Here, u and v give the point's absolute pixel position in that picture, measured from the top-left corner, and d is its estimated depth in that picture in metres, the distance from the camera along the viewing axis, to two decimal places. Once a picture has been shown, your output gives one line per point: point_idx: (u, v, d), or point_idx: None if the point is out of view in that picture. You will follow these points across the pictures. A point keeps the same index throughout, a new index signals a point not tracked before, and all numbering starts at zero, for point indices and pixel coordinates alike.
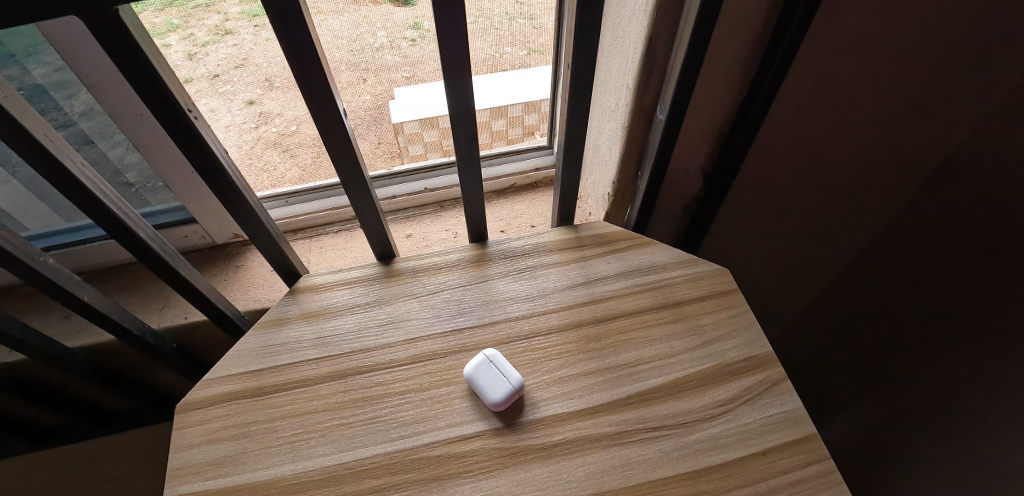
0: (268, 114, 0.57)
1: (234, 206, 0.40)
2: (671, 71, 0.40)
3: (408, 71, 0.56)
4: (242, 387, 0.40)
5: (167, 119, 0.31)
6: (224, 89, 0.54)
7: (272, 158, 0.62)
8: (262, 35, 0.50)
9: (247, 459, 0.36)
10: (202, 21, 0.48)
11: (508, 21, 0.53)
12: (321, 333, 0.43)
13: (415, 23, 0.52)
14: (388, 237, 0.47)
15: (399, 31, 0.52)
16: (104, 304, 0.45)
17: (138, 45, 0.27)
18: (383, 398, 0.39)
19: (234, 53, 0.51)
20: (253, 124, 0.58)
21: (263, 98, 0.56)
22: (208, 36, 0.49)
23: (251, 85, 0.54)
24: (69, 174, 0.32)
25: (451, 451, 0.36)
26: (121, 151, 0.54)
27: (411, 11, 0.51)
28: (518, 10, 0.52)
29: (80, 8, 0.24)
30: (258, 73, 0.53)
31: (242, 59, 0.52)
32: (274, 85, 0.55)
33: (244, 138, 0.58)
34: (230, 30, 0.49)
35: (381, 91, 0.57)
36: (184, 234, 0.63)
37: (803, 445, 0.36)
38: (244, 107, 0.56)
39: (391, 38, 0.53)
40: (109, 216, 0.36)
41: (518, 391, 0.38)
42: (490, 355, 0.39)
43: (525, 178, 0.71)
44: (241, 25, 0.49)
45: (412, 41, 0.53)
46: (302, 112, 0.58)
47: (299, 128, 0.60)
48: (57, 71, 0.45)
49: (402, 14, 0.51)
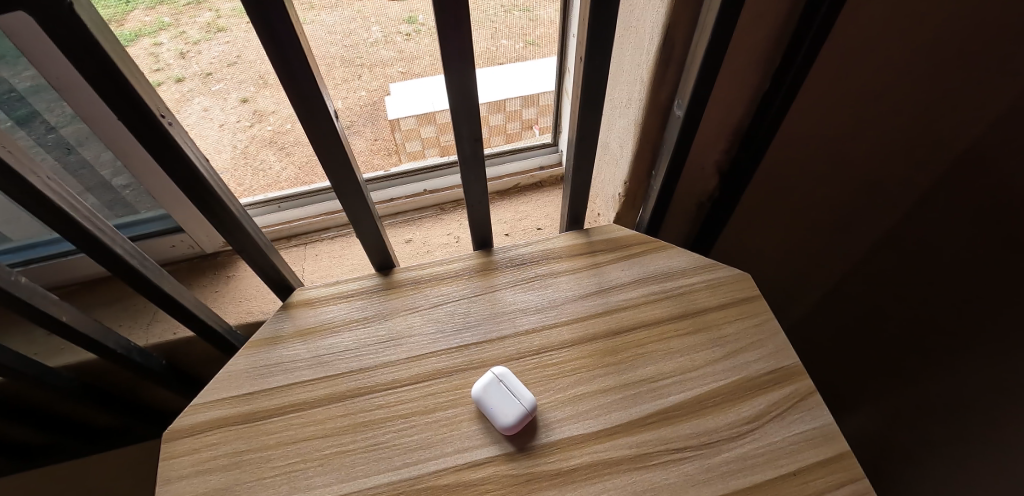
0: (262, 112, 0.55)
1: (221, 218, 0.37)
2: (690, 64, 0.37)
3: (403, 67, 0.53)
4: (233, 412, 0.37)
5: (138, 126, 0.28)
6: (217, 88, 0.51)
7: (267, 157, 0.59)
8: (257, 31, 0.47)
9: (239, 492, 0.33)
10: (193, 19, 0.46)
11: (502, 13, 0.50)
12: (318, 352, 0.40)
13: (410, 17, 0.49)
14: (387, 246, 0.44)
15: (393, 25, 0.49)
16: (83, 324, 0.42)
17: (98, 44, 0.24)
18: (384, 421, 0.36)
19: (226, 51, 0.49)
20: (247, 123, 0.55)
21: (257, 96, 0.53)
22: (200, 33, 0.47)
23: (245, 82, 0.52)
24: (33, 190, 0.29)
25: (460, 480, 0.33)
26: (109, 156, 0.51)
27: (406, 5, 0.48)
28: (514, 2, 0.50)
29: (28, 4, 0.21)
30: (251, 70, 0.51)
31: (236, 57, 0.49)
32: (269, 82, 0.52)
33: (237, 138, 0.56)
34: (223, 27, 0.47)
35: (377, 87, 0.54)
36: (171, 244, 0.59)
37: (837, 463, 0.34)
38: (238, 105, 0.54)
39: (386, 33, 0.50)
40: (82, 232, 0.33)
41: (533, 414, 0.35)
42: (499, 372, 0.36)
43: (530, 177, 0.68)
44: (233, 22, 0.46)
45: (408, 35, 0.51)
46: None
47: (293, 125, 0.57)
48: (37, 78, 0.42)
49: (397, 8, 0.48)
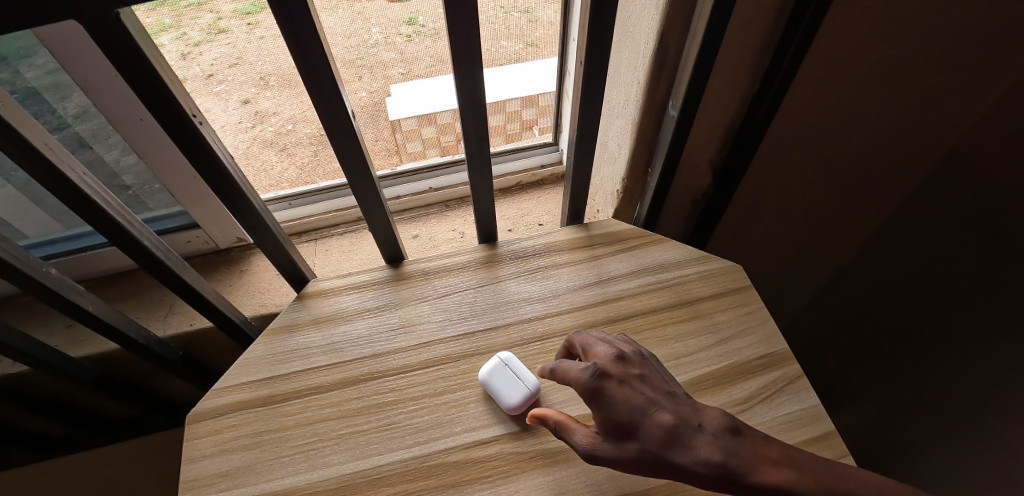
0: (263, 113, 0.57)
1: (242, 211, 0.39)
2: (683, 67, 0.40)
3: (404, 68, 0.55)
4: (252, 396, 0.39)
5: (171, 125, 0.30)
6: (219, 88, 0.53)
7: (269, 157, 0.61)
8: (256, 33, 0.49)
9: (261, 470, 0.35)
10: (195, 20, 0.47)
11: (503, 15, 0.53)
12: (331, 340, 0.42)
13: (410, 18, 0.51)
14: (397, 239, 0.46)
15: (393, 27, 0.52)
16: (107, 314, 0.44)
17: (140, 50, 0.26)
18: (396, 404, 0.38)
19: (227, 53, 0.50)
20: (249, 124, 0.57)
21: (258, 97, 0.55)
22: (201, 35, 0.48)
23: (247, 84, 0.54)
24: (70, 185, 0.31)
25: (468, 457, 0.35)
26: (116, 153, 0.53)
27: (406, 6, 0.50)
28: (514, 4, 0.52)
29: (79, 11, 0.23)
30: (251, 72, 0.53)
31: (236, 58, 0.51)
32: (269, 84, 0.54)
33: (239, 138, 0.58)
34: (224, 28, 0.48)
35: (379, 88, 0.57)
36: (186, 240, 0.62)
37: (822, 442, 0.36)
38: (239, 107, 0.55)
39: (386, 34, 0.52)
40: (111, 224, 0.35)
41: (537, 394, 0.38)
42: (504, 357, 0.39)
43: (531, 175, 0.70)
44: (234, 23, 0.48)
45: (407, 37, 0.53)
46: (299, 110, 0.58)
47: (295, 126, 0.59)
48: (50, 73, 0.44)
49: (397, 9, 0.51)
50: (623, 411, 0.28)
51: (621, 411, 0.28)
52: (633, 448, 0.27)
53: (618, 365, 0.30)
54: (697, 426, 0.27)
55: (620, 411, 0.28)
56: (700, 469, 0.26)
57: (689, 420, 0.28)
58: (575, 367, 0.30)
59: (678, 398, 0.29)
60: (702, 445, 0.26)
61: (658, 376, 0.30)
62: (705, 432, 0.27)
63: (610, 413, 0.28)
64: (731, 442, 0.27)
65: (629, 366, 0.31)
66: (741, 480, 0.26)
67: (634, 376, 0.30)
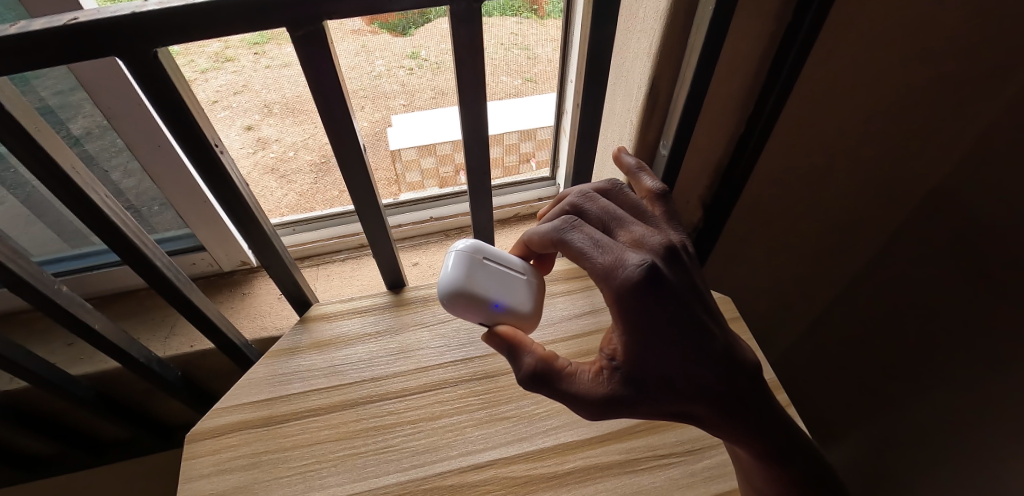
0: (266, 140, 0.59)
1: (252, 234, 0.41)
2: (673, 110, 0.43)
3: (405, 99, 0.58)
4: (252, 416, 0.40)
5: (195, 152, 0.33)
6: (223, 115, 0.55)
7: (269, 184, 0.63)
8: (262, 62, 0.53)
9: (259, 490, 0.36)
10: (202, 49, 0.50)
11: (503, 51, 0.57)
12: (332, 362, 0.43)
13: (414, 52, 0.55)
14: (399, 266, 0.48)
15: (397, 59, 0.55)
16: (112, 333, 0.45)
17: (172, 85, 0.28)
18: (394, 426, 0.39)
19: (233, 80, 0.53)
20: (251, 149, 0.59)
21: (261, 124, 0.58)
22: (208, 63, 0.51)
23: (250, 110, 0.56)
24: (91, 205, 0.33)
25: (463, 480, 0.36)
26: (120, 173, 0.54)
27: (409, 40, 0.53)
28: (513, 41, 0.56)
29: (121, 48, 0.26)
30: (256, 99, 0.55)
31: (242, 86, 0.54)
32: (273, 111, 0.57)
33: (242, 164, 0.60)
34: (230, 57, 0.52)
35: (380, 118, 0.60)
36: (192, 261, 0.63)
37: None
38: (242, 133, 0.58)
39: (389, 66, 0.55)
40: (126, 244, 0.37)
41: (529, 283, 0.35)
42: (464, 248, 0.34)
43: (529, 207, 0.73)
44: (241, 52, 0.51)
45: (410, 69, 0.56)
46: (300, 137, 0.60)
47: (296, 153, 0.62)
48: (56, 94, 0.45)
49: (401, 43, 0.53)
50: (659, 331, 0.28)
51: (681, 316, 0.29)
52: (682, 362, 0.29)
53: (666, 253, 0.31)
54: (732, 352, 0.30)
55: (680, 319, 0.29)
56: (724, 389, 0.29)
57: (727, 343, 0.30)
58: (610, 255, 0.29)
59: (718, 319, 0.31)
60: (731, 370, 0.30)
61: (696, 272, 0.33)
62: (736, 357, 0.30)
63: (670, 315, 0.29)
64: (751, 372, 0.30)
65: (672, 256, 0.31)
66: (749, 408, 0.30)
67: (667, 270, 0.31)
